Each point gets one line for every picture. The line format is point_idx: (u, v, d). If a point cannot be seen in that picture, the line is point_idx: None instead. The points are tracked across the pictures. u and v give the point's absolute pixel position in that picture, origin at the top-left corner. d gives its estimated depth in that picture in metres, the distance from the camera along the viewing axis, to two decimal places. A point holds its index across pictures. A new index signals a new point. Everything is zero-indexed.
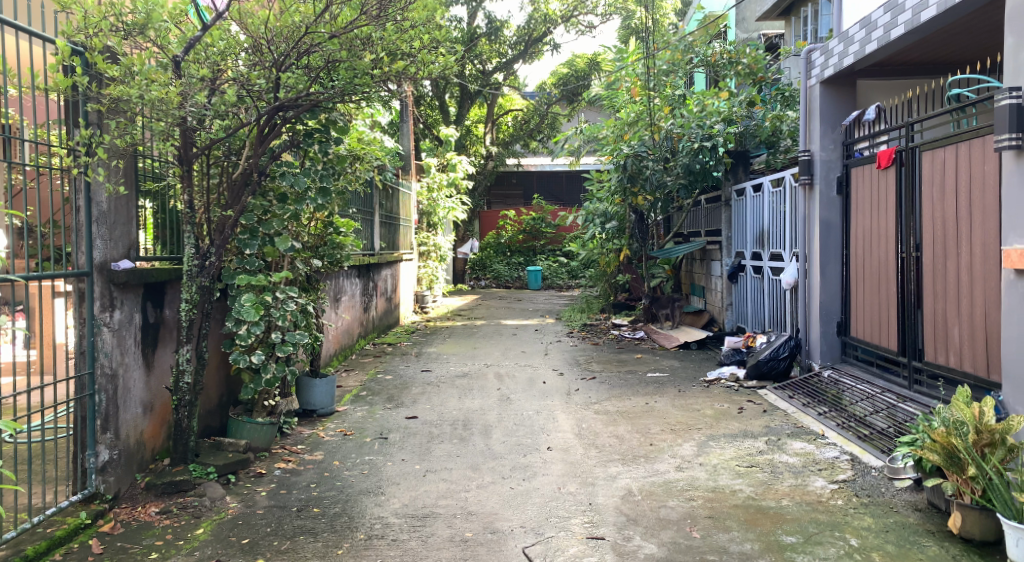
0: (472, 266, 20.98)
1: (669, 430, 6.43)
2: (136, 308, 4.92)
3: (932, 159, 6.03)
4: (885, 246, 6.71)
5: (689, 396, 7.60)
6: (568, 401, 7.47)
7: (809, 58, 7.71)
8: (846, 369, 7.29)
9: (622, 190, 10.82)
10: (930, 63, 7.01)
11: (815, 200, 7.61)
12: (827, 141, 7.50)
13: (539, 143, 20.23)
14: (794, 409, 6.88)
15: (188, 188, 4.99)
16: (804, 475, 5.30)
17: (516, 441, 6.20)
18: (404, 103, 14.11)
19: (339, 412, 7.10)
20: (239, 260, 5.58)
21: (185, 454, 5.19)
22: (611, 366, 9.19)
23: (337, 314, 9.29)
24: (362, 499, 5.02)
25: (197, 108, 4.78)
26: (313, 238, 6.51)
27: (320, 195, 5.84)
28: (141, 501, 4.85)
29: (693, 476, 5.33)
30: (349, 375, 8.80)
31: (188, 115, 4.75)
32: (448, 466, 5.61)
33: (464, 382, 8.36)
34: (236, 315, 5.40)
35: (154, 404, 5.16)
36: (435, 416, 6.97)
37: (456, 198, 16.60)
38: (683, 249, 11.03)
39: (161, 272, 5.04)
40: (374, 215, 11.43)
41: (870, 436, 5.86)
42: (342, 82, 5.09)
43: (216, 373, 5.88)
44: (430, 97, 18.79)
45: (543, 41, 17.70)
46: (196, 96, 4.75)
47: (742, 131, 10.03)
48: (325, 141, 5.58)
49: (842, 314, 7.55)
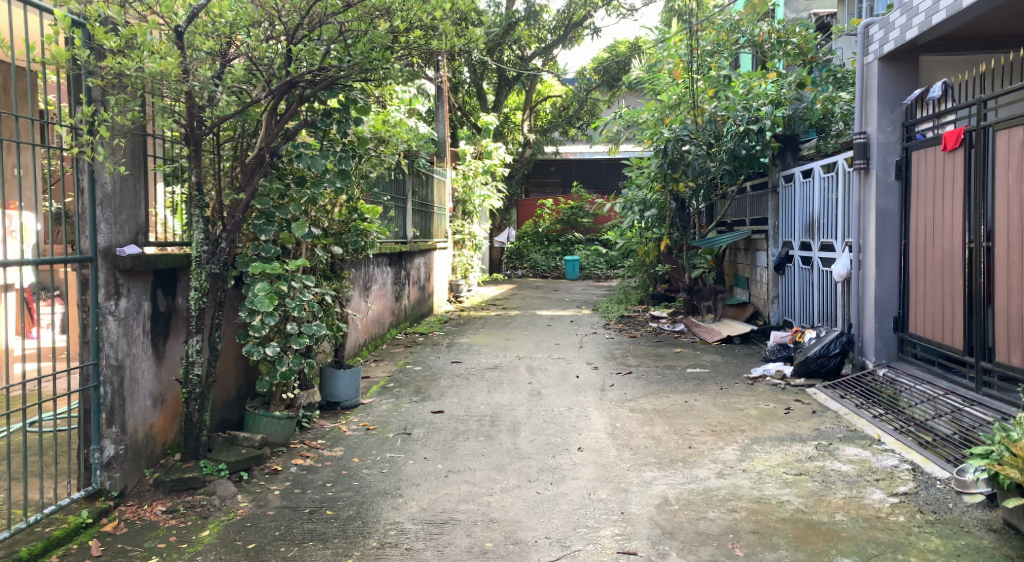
0: (508, 255, 20.65)
1: (710, 431, 6.04)
2: (145, 296, 4.63)
3: (1008, 139, 5.60)
4: (951, 235, 6.28)
5: (732, 395, 7.20)
6: (603, 397, 7.11)
7: (867, 33, 7.25)
8: (903, 368, 6.86)
9: (662, 177, 10.38)
10: (999, 36, 6.58)
11: (871, 185, 7.15)
12: (884, 122, 7.06)
13: (579, 130, 19.80)
14: (847, 410, 6.50)
15: (197, 168, 4.71)
16: (859, 485, 4.94)
17: (546, 440, 5.86)
18: (439, 87, 13.77)
19: (364, 405, 6.83)
20: (254, 246, 5.26)
21: (196, 449, 4.87)
22: (648, 361, 8.80)
23: (366, 303, 9.01)
24: (378, 501, 4.72)
25: (202, 83, 4.50)
26: (337, 224, 6.20)
27: (338, 178, 5.49)
28: (148, 499, 4.56)
29: (736, 484, 4.97)
30: (377, 365, 8.52)
31: (192, 88, 4.46)
32: (472, 466, 5.29)
33: (495, 375, 8.05)
34: (250, 305, 5.10)
35: (165, 397, 4.85)
36: (462, 411, 6.66)
37: (493, 186, 16.26)
38: (727, 238, 10.59)
39: (171, 259, 4.74)
40: (407, 202, 11.15)
41: (931, 443, 5.56)
42: (360, 57, 4.77)
43: (233, 363, 5.60)
44: (468, 84, 18.42)
45: (583, 25, 17.25)
46: (199, 71, 4.47)
47: (792, 114, 9.63)
48: (345, 121, 5.28)
49: (899, 308, 7.08)
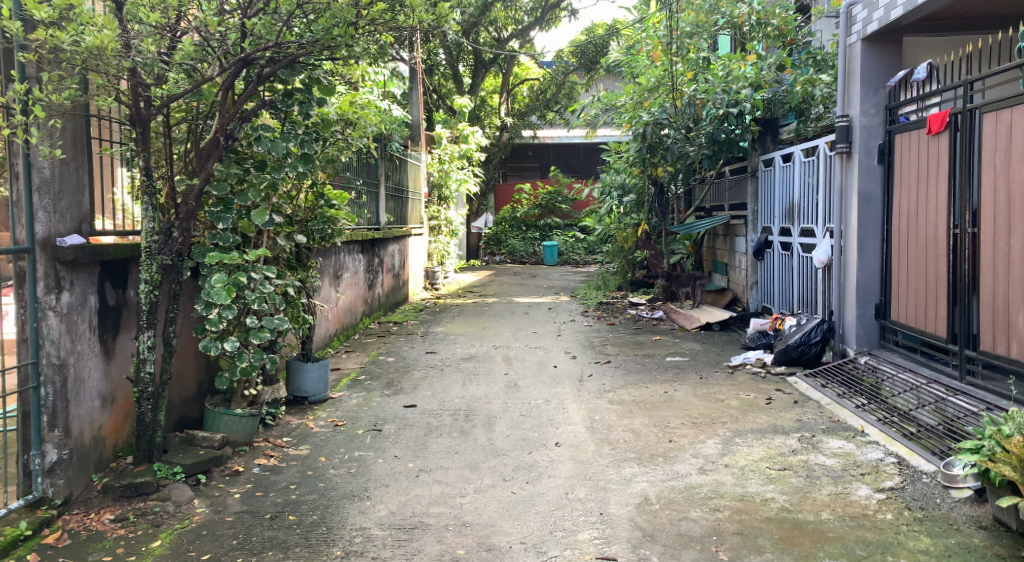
0: (486, 241, 20.42)
1: (690, 424, 5.84)
2: (90, 289, 4.34)
3: (995, 121, 5.41)
4: (935, 220, 6.11)
5: (712, 384, 7.01)
6: (581, 389, 6.90)
7: (850, 13, 7.05)
8: (885, 356, 6.70)
9: (640, 161, 10.29)
10: (985, 16, 6.41)
11: (853, 169, 6.96)
12: (867, 105, 6.86)
13: (557, 114, 19.55)
14: (829, 399, 6.33)
15: (145, 152, 4.41)
16: (844, 481, 4.75)
17: (522, 435, 5.63)
18: (413, 68, 13.43)
19: (333, 399, 6.56)
20: (212, 235, 4.93)
21: (150, 451, 4.58)
22: (627, 349, 8.59)
23: (337, 292, 8.74)
24: (344, 504, 4.47)
25: (145, 59, 4.15)
26: (303, 211, 5.95)
27: (301, 162, 5.20)
28: (96, 506, 4.28)
29: (719, 481, 4.77)
30: (348, 357, 8.25)
31: (136, 65, 4.17)
32: (444, 465, 5.05)
33: (470, 366, 7.81)
34: (205, 297, 4.79)
35: (115, 396, 4.55)
36: (436, 404, 6.42)
37: (469, 170, 15.94)
38: (704, 224, 10.41)
39: (119, 249, 4.45)
40: (380, 186, 10.85)
41: (916, 434, 5.38)
42: (321, 32, 4.52)
43: (192, 358, 5.32)
44: (443, 67, 18.06)
45: (560, 7, 16.96)
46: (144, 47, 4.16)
47: (772, 97, 9.30)
48: (307, 102, 5.01)
49: (881, 295, 6.92)
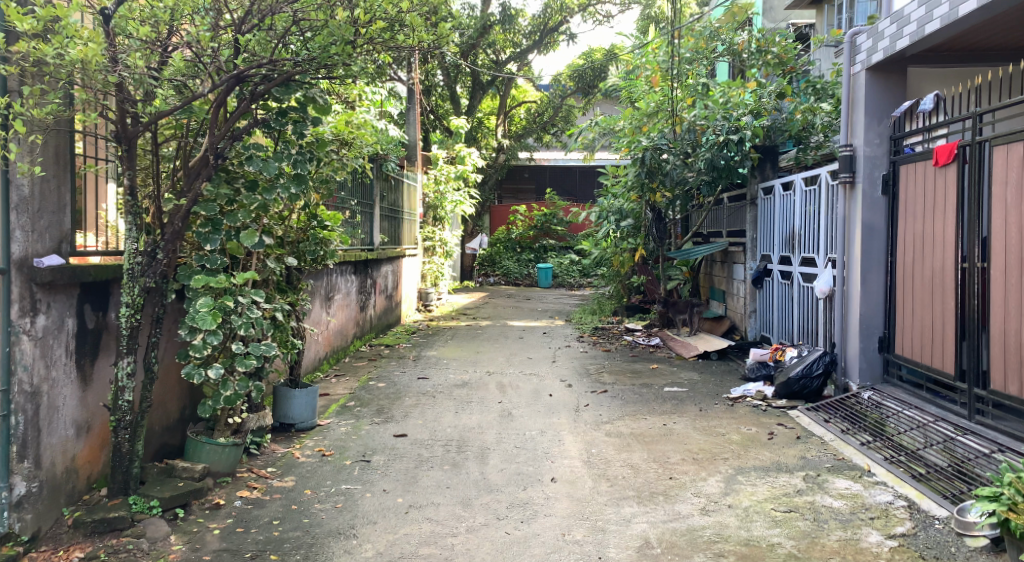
0: (481, 262, 20.26)
1: (691, 459, 5.63)
2: (68, 312, 4.14)
3: (1006, 154, 5.27)
4: (942, 253, 5.96)
5: (712, 417, 6.81)
6: (576, 419, 6.69)
7: (854, 42, 6.93)
8: (889, 391, 6.52)
9: (639, 187, 10.06)
10: (992, 48, 6.29)
11: (857, 200, 6.81)
12: (871, 134, 6.72)
13: (554, 137, 19.47)
14: (832, 436, 6.13)
15: (130, 169, 4.22)
16: (853, 526, 4.55)
17: (517, 469, 5.43)
18: (410, 88, 13.28)
19: (321, 427, 6.34)
20: (198, 257, 4.74)
21: (125, 484, 4.36)
22: (624, 378, 8.39)
23: (327, 314, 8.52)
24: (330, 544, 4.27)
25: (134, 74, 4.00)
26: (294, 231, 5.75)
27: (293, 183, 5.04)
28: (65, 543, 4.06)
29: (722, 523, 4.57)
30: (337, 381, 8.03)
31: (124, 79, 4.00)
32: (436, 501, 4.84)
33: (463, 393, 7.59)
34: (190, 322, 4.59)
35: (90, 424, 4.34)
36: (427, 434, 6.20)
37: (465, 191, 15.80)
38: (702, 250, 10.24)
39: (101, 270, 4.26)
40: (374, 207, 10.66)
41: (926, 475, 5.17)
42: (317, 51, 4.41)
43: (175, 383, 5.11)
44: (441, 87, 17.93)
45: (559, 30, 16.89)
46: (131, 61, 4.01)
47: (771, 124, 9.21)
48: (302, 121, 4.84)
49: (884, 328, 6.75)
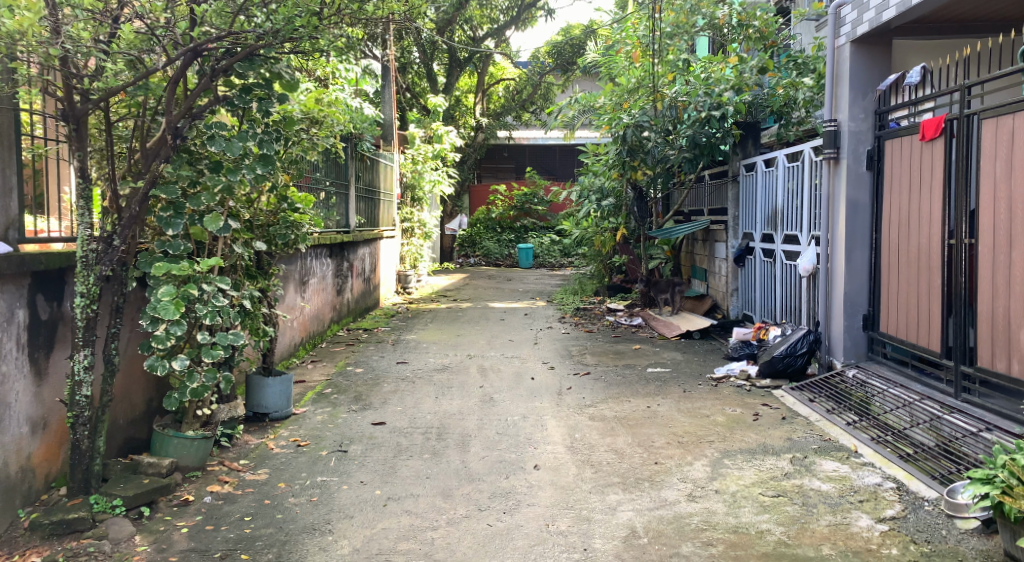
0: (461, 243, 20.04)
1: (676, 443, 5.50)
2: (19, 303, 3.94)
3: (995, 128, 5.13)
4: (928, 229, 5.82)
5: (696, 398, 6.68)
6: (559, 403, 6.54)
7: (838, 13, 6.75)
8: (874, 369, 6.41)
9: (620, 165, 9.94)
10: (978, 18, 6.13)
11: (841, 176, 6.67)
12: (856, 109, 6.57)
13: (532, 115, 19.26)
14: (818, 416, 6.01)
15: (80, 149, 3.99)
16: (842, 509, 4.43)
17: (498, 456, 5.26)
18: (386, 66, 13.00)
19: (296, 416, 6.14)
20: (160, 243, 4.52)
21: (86, 483, 4.18)
22: (607, 359, 8.24)
23: (302, 299, 8.31)
24: (303, 541, 4.10)
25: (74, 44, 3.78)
26: (264, 215, 5.54)
27: (259, 163, 4.74)
28: (21, 546, 3.88)
29: (710, 510, 4.43)
30: (313, 367, 7.83)
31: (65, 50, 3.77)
32: (414, 492, 4.67)
33: (442, 378, 7.42)
34: (151, 312, 4.36)
35: (47, 421, 4.15)
36: (406, 422, 6.03)
37: (444, 171, 15.55)
38: (684, 228, 10.08)
39: (52, 258, 4.06)
40: (350, 187, 10.42)
41: (913, 456, 5.06)
42: (280, 22, 4.17)
43: (139, 375, 4.90)
44: (418, 65, 17.61)
45: (537, 6, 16.60)
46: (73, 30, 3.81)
47: (752, 100, 9.03)
48: (267, 98, 4.56)
49: (869, 306, 6.63)
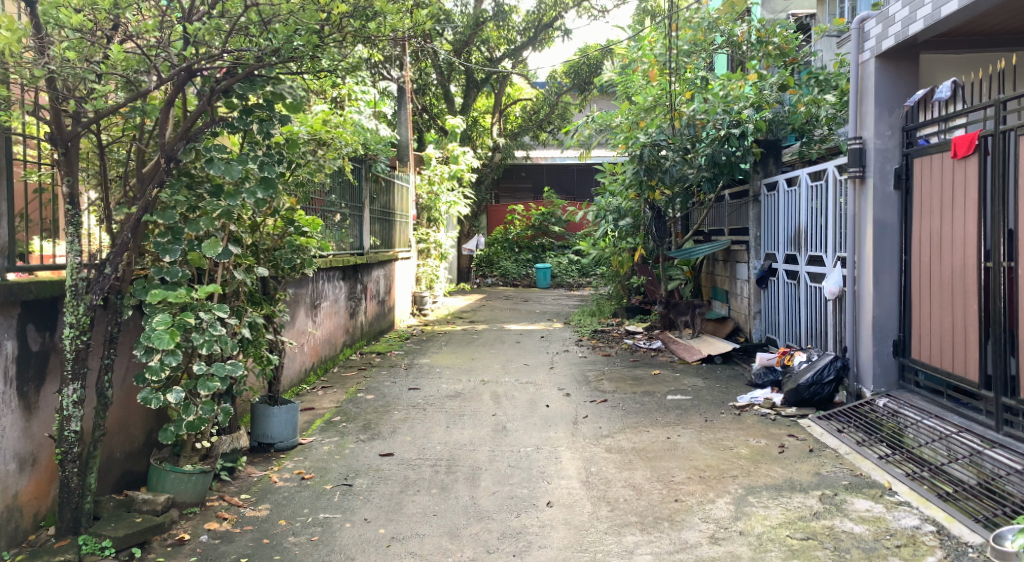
0: (478, 263, 19.80)
1: (697, 478, 5.23)
2: (8, 334, 3.78)
3: None
4: (962, 250, 5.54)
5: (718, 429, 6.39)
6: (575, 434, 6.28)
7: (862, 28, 6.52)
8: (906, 398, 6.10)
9: (637, 184, 9.45)
10: (1010, 31, 5.88)
11: (867, 195, 6.40)
12: (882, 126, 6.31)
13: (550, 134, 19.08)
14: (848, 448, 5.71)
15: (69, 174, 3.85)
16: (878, 556, 4.15)
17: (510, 492, 5.02)
18: (401, 87, 12.85)
19: (301, 446, 5.91)
20: (156, 270, 4.31)
21: (75, 522, 3.98)
22: (625, 386, 7.96)
23: (312, 323, 8.11)
24: None
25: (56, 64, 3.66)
26: (269, 238, 5.36)
27: (260, 187, 4.52)
28: None
29: (734, 555, 4.16)
30: (323, 394, 7.61)
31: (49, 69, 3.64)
32: (420, 531, 4.44)
33: (455, 405, 7.18)
34: (145, 342, 4.17)
35: (36, 457, 3.96)
36: (415, 453, 5.79)
37: (460, 191, 15.36)
38: (704, 249, 9.81)
39: (43, 287, 3.89)
40: (364, 209, 10.26)
41: (953, 494, 4.76)
42: (279, 41, 4.04)
43: (135, 406, 4.70)
44: (434, 86, 17.48)
45: (554, 26, 16.47)
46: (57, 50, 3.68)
47: (772, 117, 8.74)
48: (268, 119, 4.38)
49: (899, 331, 6.34)
